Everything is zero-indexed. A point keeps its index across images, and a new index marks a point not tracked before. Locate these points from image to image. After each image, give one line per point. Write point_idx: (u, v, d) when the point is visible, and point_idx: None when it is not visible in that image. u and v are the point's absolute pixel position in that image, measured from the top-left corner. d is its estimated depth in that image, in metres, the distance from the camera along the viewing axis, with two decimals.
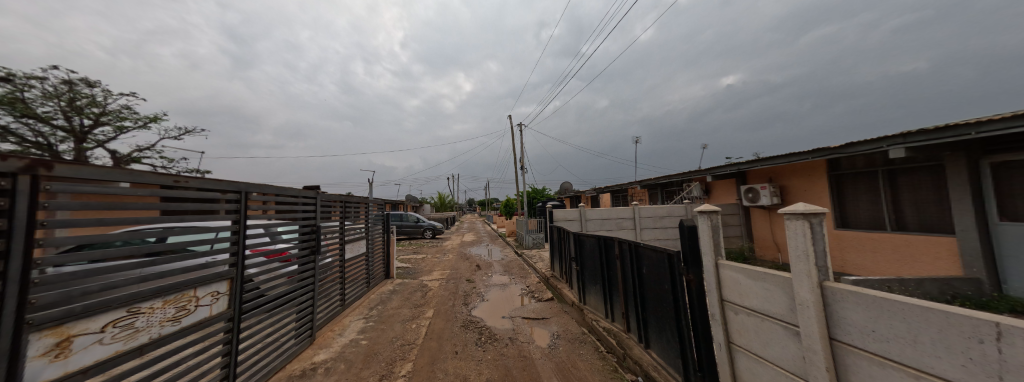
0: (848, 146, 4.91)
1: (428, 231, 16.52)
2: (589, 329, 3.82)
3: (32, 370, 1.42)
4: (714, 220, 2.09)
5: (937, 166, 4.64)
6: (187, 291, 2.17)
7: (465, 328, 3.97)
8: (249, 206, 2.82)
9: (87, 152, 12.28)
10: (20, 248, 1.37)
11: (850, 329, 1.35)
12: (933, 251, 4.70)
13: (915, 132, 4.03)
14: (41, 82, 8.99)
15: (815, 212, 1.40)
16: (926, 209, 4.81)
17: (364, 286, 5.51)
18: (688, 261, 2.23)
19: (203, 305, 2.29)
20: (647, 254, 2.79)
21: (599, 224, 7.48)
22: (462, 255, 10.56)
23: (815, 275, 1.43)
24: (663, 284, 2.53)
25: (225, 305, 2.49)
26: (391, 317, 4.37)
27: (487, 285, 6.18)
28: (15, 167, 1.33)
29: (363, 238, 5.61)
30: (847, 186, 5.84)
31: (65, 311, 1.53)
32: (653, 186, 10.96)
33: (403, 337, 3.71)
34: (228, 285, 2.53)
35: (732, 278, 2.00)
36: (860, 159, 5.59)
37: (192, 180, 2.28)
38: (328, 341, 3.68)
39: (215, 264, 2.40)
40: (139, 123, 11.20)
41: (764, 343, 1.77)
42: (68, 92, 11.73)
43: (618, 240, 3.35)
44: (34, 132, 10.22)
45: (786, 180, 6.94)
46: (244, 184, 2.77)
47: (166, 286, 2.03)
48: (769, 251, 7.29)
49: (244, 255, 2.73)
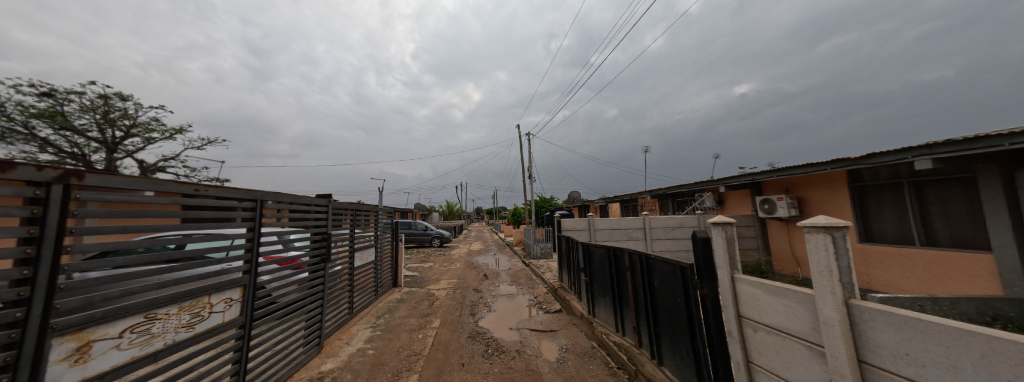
0: (870, 156, 4.72)
1: (436, 239, 16.62)
2: (599, 344, 3.70)
3: (53, 375, 1.46)
4: (729, 232, 2.02)
5: (968, 177, 4.41)
6: (201, 297, 2.21)
7: (472, 340, 3.90)
8: (264, 214, 2.87)
9: (117, 162, 13.06)
10: (49, 254, 1.43)
11: (881, 352, 1.26)
12: (968, 269, 4.43)
13: (942, 143, 3.84)
14: (80, 96, 9.69)
15: (837, 225, 1.34)
16: (958, 223, 4.56)
17: (372, 294, 5.53)
18: (701, 274, 2.15)
19: (217, 312, 2.33)
20: (658, 266, 2.72)
21: (608, 234, 7.33)
22: (469, 264, 10.52)
23: (840, 292, 1.36)
24: (676, 297, 2.44)
25: (238, 311, 2.54)
26: (397, 327, 4.34)
27: (494, 295, 6.12)
28: (50, 177, 1.41)
29: (371, 246, 5.66)
30: (870, 197, 5.58)
31: (86, 316, 1.58)
32: (664, 196, 10.76)
33: (410, 347, 3.68)
34: (241, 291, 2.58)
35: (750, 293, 1.91)
36: (884, 169, 5.35)
37: (211, 189, 2.38)
38: (335, 350, 3.67)
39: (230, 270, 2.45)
40: (165, 135, 11.87)
41: (787, 363, 1.67)
42: (104, 106, 12.56)
43: (628, 251, 3.28)
44: (71, 143, 11.01)
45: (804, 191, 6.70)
46: (260, 193, 2.85)
47: (182, 293, 2.08)
48: (788, 264, 6.98)
49: (257, 263, 2.77)
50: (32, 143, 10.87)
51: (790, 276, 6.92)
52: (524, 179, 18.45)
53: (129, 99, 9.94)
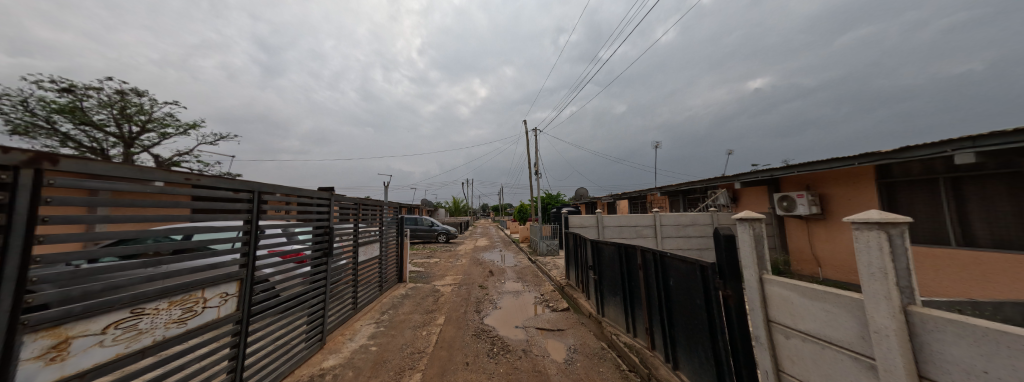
0: (904, 150, 4.40)
1: (441, 235, 16.61)
2: (609, 344, 3.55)
3: (26, 373, 1.39)
4: (758, 229, 1.82)
5: (1015, 173, 4.08)
6: (194, 292, 2.14)
7: (476, 338, 3.81)
8: (262, 206, 2.77)
9: (135, 156, 13.64)
10: (18, 244, 1.35)
11: (950, 368, 1.06)
12: (1011, 272, 4.11)
13: (988, 134, 3.52)
14: (101, 93, 10.13)
15: (894, 222, 1.15)
16: (1001, 222, 4.23)
17: (377, 289, 5.46)
18: (725, 274, 1.97)
19: (211, 307, 2.26)
20: (674, 264, 2.56)
21: (617, 231, 7.07)
22: (474, 260, 10.45)
23: (896, 297, 1.17)
24: (695, 299, 2.27)
25: (235, 307, 2.46)
26: (402, 323, 4.24)
27: (500, 292, 6.01)
28: (18, 161, 1.31)
29: (376, 241, 5.59)
30: (899, 194, 5.21)
31: (62, 311, 1.50)
32: (674, 193, 10.44)
33: (414, 345, 3.59)
34: (238, 286, 2.50)
35: (781, 295, 1.71)
36: (916, 165, 4.99)
37: (205, 178, 2.24)
38: (338, 346, 3.60)
39: (228, 263, 2.38)
40: (180, 130, 12.31)
41: (826, 375, 1.48)
42: (121, 102, 13.14)
43: (641, 249, 3.11)
44: (92, 138, 11.52)
45: (825, 188, 6.23)
46: (257, 184, 2.73)
47: (173, 286, 2.01)
48: (807, 265, 6.64)
49: (255, 256, 2.70)
50: (54, 138, 11.34)
51: (807, 275, 6.59)
52: (530, 175, 18.16)
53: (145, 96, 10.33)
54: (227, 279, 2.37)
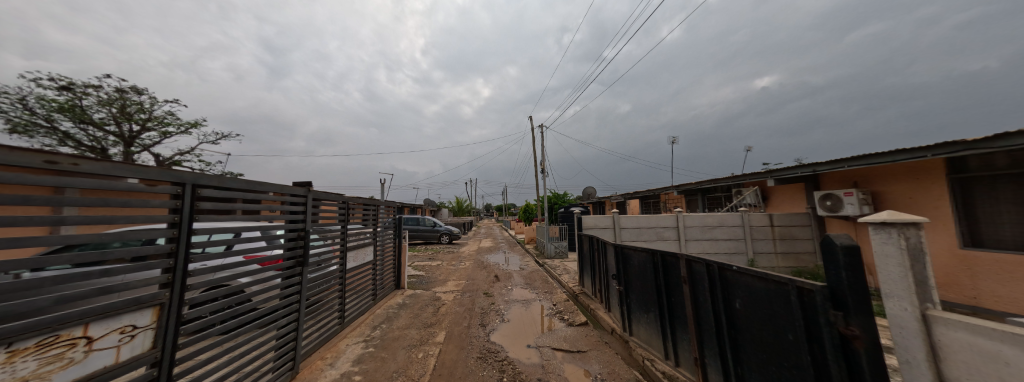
0: (1000, 138, 3.64)
1: (444, 236, 16.05)
2: (642, 372, 2.95)
3: None
4: (913, 241, 1.18)
5: None
6: (66, 332, 1.49)
7: (482, 362, 3.21)
8: (196, 203, 2.04)
9: (135, 155, 13.36)
10: None
11: None
12: None
13: None
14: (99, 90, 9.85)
15: None
16: None
17: (370, 299, 4.87)
18: (845, 307, 1.33)
19: (101, 350, 1.61)
20: (742, 281, 1.93)
21: (635, 233, 6.44)
22: (478, 263, 9.86)
23: None
24: (783, 334, 1.65)
25: (148, 343, 1.82)
26: (395, 341, 3.65)
27: (507, 301, 5.41)
28: None
29: (370, 245, 5.03)
30: (980, 191, 4.40)
31: None
32: (693, 192, 9.75)
33: (407, 372, 2.99)
34: (154, 315, 1.83)
35: (972, 346, 1.03)
36: (1001, 156, 4.19)
37: (92, 163, 1.50)
38: (314, 375, 2.98)
39: (132, 287, 1.68)
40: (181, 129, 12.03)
41: None
42: (120, 100, 12.90)
43: (686, 259, 2.48)
44: (91, 136, 11.28)
45: (881, 185, 5.49)
46: (191, 174, 1.99)
47: (22, 327, 1.34)
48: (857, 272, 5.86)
49: (186, 269, 2.00)
50: (52, 137, 11.07)
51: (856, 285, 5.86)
52: (536, 174, 17.56)
53: (144, 93, 10.09)
54: (131, 308, 1.68)
